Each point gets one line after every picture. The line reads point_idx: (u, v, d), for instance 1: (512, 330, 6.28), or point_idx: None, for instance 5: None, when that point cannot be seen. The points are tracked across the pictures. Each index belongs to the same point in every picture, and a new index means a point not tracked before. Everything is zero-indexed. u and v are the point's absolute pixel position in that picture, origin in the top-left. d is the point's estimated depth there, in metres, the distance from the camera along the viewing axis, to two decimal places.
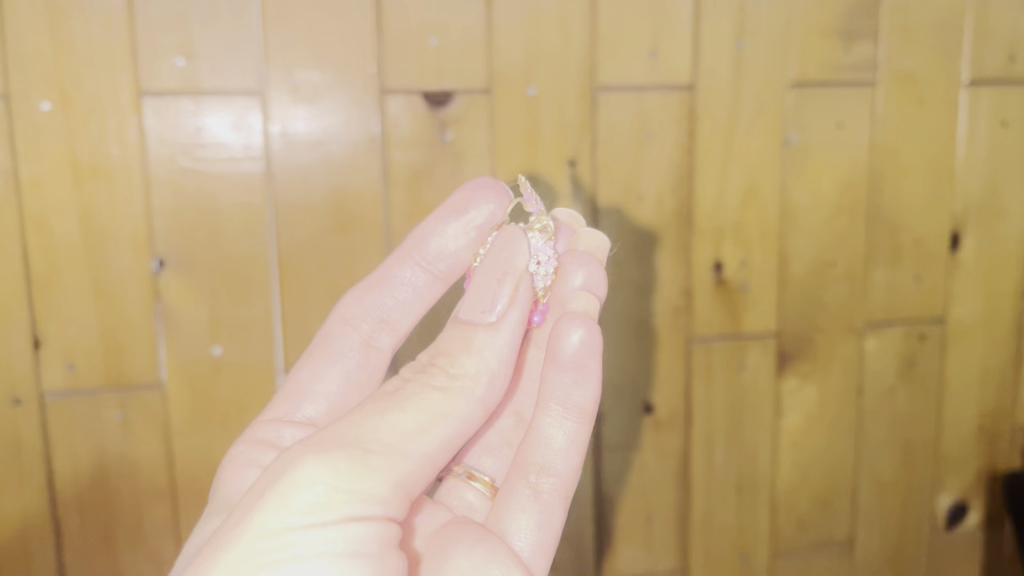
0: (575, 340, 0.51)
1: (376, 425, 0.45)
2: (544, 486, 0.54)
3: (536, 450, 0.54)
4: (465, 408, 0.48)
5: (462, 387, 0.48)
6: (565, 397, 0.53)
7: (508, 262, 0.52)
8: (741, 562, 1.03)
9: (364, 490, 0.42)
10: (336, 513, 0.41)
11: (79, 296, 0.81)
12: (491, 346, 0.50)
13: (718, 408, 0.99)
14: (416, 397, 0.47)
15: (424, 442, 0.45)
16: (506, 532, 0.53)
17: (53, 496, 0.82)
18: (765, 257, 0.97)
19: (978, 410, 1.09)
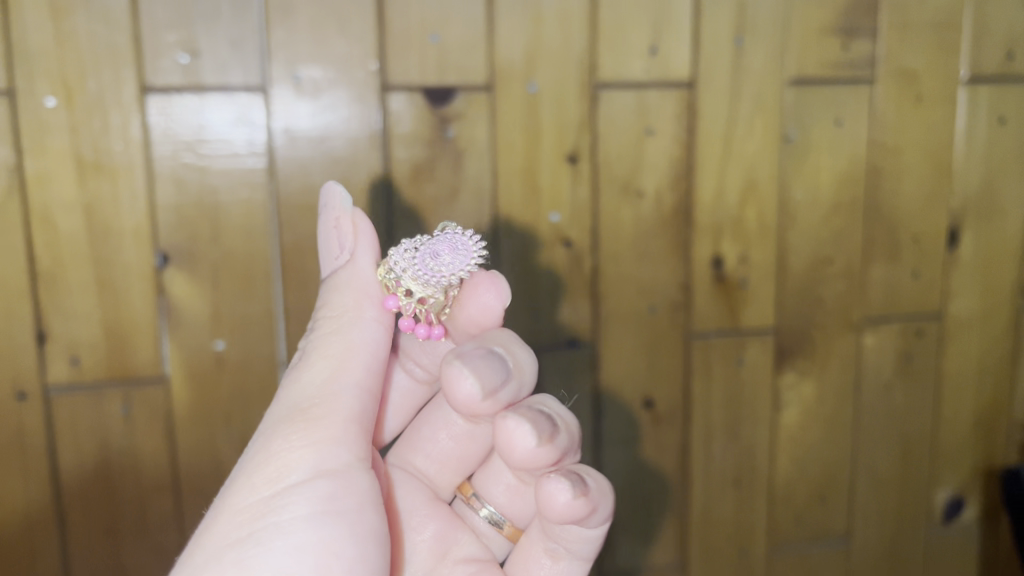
0: (529, 451, 0.51)
1: (306, 386, 0.54)
2: (558, 552, 0.60)
3: (557, 530, 0.58)
4: (362, 334, 0.55)
5: (350, 318, 0.55)
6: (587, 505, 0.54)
7: (335, 210, 0.55)
8: (740, 554, 1.04)
9: (315, 441, 0.52)
10: (297, 471, 0.51)
11: (83, 290, 0.81)
12: (360, 275, 0.55)
13: (716, 404, 0.99)
14: (322, 345, 0.55)
15: (346, 377, 0.54)
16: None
17: (58, 489, 0.83)
18: (764, 253, 0.98)
19: (975, 405, 1.10)
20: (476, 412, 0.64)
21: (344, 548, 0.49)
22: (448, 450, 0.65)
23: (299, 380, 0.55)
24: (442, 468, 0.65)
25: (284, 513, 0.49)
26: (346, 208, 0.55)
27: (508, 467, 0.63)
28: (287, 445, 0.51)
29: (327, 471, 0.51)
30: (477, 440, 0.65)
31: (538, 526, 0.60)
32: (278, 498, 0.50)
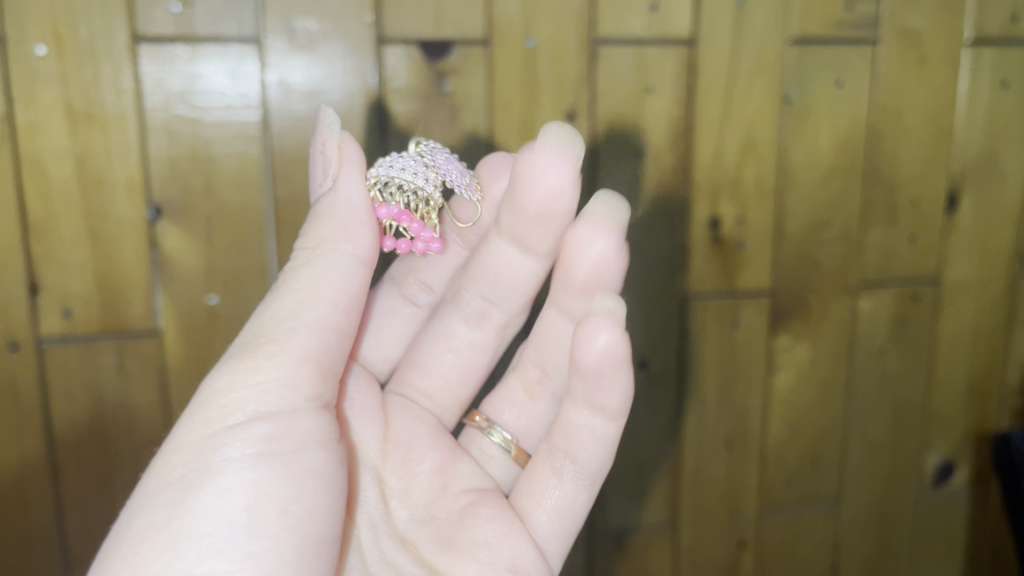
0: (604, 345, 0.56)
1: (264, 320, 0.51)
2: (566, 471, 0.64)
3: (563, 440, 0.63)
4: (335, 268, 0.52)
5: (327, 253, 0.52)
6: (594, 400, 0.60)
7: (325, 129, 0.53)
8: (730, 515, 1.05)
9: (261, 382, 0.48)
10: (242, 411, 0.48)
11: (75, 242, 0.81)
12: (340, 205, 0.52)
13: (710, 365, 0.99)
14: (290, 278, 0.52)
15: (309, 313, 0.51)
16: (528, 512, 0.64)
17: (51, 440, 0.84)
18: (762, 215, 0.97)
19: (968, 370, 1.10)
20: (475, 319, 0.68)
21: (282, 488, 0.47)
22: (450, 364, 0.69)
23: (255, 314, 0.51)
24: (446, 385, 0.69)
25: (226, 451, 0.46)
26: (335, 128, 0.53)
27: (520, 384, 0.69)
28: (238, 378, 0.48)
29: (274, 412, 0.48)
30: (476, 352, 0.69)
31: (543, 447, 0.64)
32: (220, 437, 0.47)
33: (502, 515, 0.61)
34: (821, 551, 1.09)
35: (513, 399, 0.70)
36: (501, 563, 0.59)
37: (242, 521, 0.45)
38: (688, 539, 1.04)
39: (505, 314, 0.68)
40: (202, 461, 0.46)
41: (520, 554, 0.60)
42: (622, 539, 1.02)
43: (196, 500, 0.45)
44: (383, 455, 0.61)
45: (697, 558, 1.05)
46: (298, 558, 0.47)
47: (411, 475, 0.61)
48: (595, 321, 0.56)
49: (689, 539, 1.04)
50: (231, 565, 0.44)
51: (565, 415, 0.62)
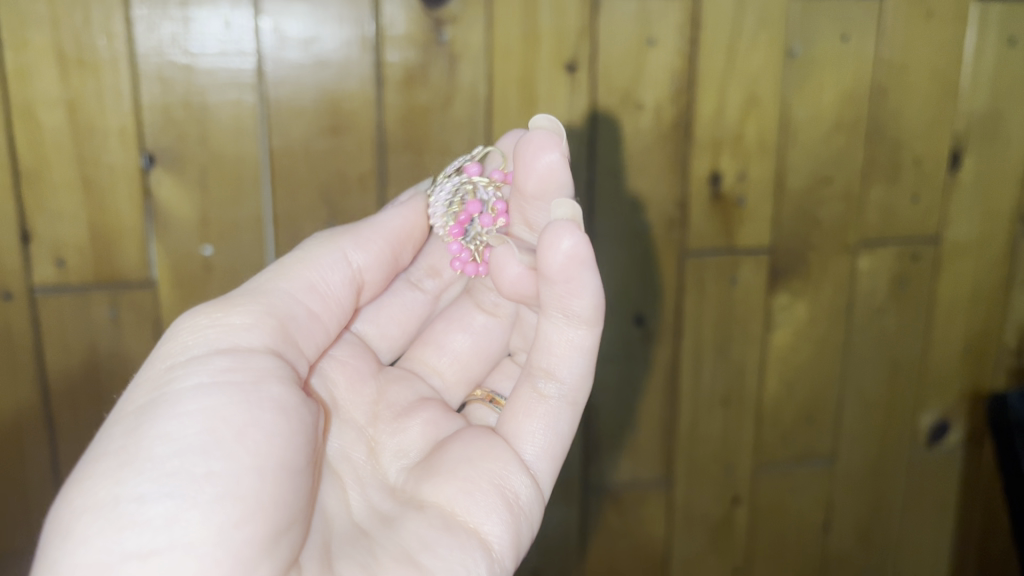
0: (568, 248, 0.50)
1: (243, 287, 0.53)
2: (550, 389, 0.57)
3: (542, 356, 0.56)
4: (330, 257, 0.56)
5: (326, 241, 0.57)
6: (566, 307, 0.53)
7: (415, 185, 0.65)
8: (724, 471, 1.05)
9: (227, 325, 0.49)
10: (202, 347, 0.47)
11: (67, 190, 0.80)
12: (370, 223, 0.59)
13: (708, 323, 0.99)
14: (282, 259, 0.56)
15: (291, 283, 0.54)
16: (517, 437, 0.57)
17: (46, 389, 0.83)
18: (763, 172, 0.96)
19: (966, 331, 1.10)
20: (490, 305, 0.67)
21: (239, 416, 0.45)
22: (461, 346, 0.67)
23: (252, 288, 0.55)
24: (458, 371, 0.67)
25: (178, 386, 0.45)
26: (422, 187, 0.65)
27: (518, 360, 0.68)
28: (198, 322, 0.49)
29: (233, 349, 0.48)
30: (489, 338, 0.67)
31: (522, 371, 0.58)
32: (175, 372, 0.46)
33: (483, 440, 0.57)
34: (813, 508, 1.10)
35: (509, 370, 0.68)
36: (486, 479, 0.55)
37: (194, 448, 0.43)
38: (683, 495, 1.04)
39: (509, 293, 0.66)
40: (155, 394, 0.45)
41: (507, 473, 0.55)
42: (617, 494, 1.02)
43: (144, 430, 0.43)
44: (374, 418, 0.60)
45: (692, 514, 1.05)
46: (263, 489, 0.44)
47: (400, 431, 0.60)
48: (557, 225, 0.50)
49: (683, 496, 1.04)
50: (181, 478, 0.42)
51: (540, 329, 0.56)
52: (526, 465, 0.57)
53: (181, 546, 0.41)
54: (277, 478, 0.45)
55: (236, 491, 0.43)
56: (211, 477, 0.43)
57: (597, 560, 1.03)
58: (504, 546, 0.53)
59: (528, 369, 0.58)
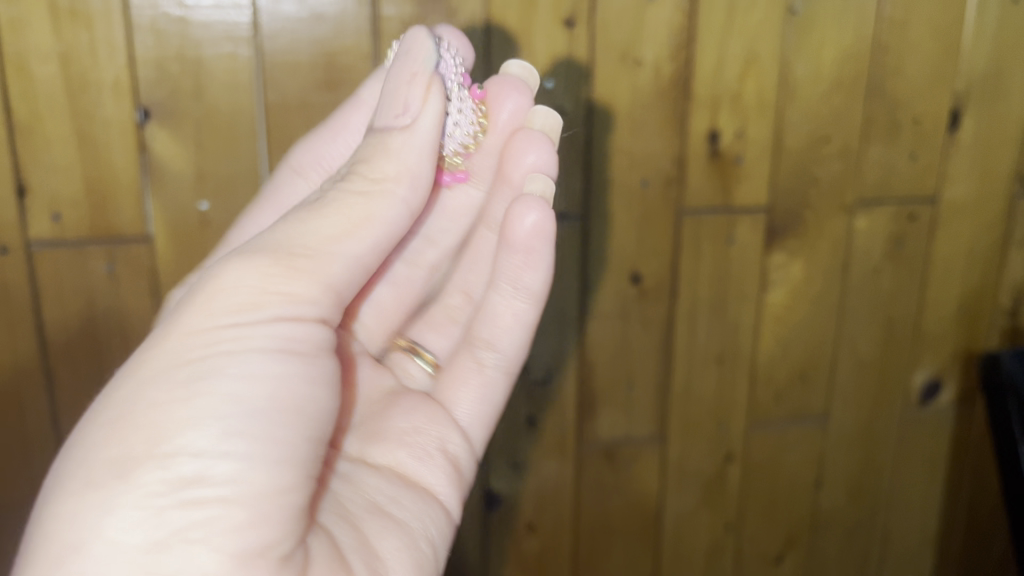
0: (531, 222, 0.57)
1: (295, 228, 0.48)
2: (488, 360, 0.66)
3: (485, 327, 0.65)
4: (387, 211, 0.51)
5: (383, 194, 0.51)
6: (515, 279, 0.61)
7: (416, 61, 0.52)
8: (718, 428, 1.06)
9: (290, 293, 0.47)
10: (263, 309, 0.46)
11: (62, 144, 0.79)
12: (406, 146, 0.52)
13: (704, 281, 0.99)
14: (327, 201, 0.50)
15: (350, 244, 0.50)
16: (452, 403, 0.66)
17: (43, 342, 0.84)
18: (761, 130, 0.96)
19: (961, 290, 1.10)
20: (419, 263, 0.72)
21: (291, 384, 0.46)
22: (388, 297, 0.71)
23: (283, 220, 0.49)
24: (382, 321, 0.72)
25: (242, 345, 0.45)
26: (428, 68, 0.52)
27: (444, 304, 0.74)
28: (258, 282, 0.46)
29: (292, 316, 0.47)
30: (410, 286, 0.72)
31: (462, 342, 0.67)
32: (233, 333, 0.45)
33: (425, 404, 0.64)
34: (806, 465, 1.11)
35: (437, 322, 0.74)
36: (434, 442, 0.61)
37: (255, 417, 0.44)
38: (677, 451, 1.05)
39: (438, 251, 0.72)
40: (217, 348, 0.44)
41: (449, 437, 0.63)
42: (612, 450, 1.03)
43: (209, 398, 0.42)
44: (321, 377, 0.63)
45: (685, 470, 1.06)
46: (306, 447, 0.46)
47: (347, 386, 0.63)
48: (526, 200, 0.57)
49: (677, 452, 1.05)
50: (239, 447, 0.43)
51: (487, 304, 0.64)
52: (460, 425, 0.65)
53: (232, 495, 0.42)
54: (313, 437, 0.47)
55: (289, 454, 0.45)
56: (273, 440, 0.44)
57: (590, 514, 1.05)
58: (449, 501, 0.60)
59: (469, 342, 0.66)
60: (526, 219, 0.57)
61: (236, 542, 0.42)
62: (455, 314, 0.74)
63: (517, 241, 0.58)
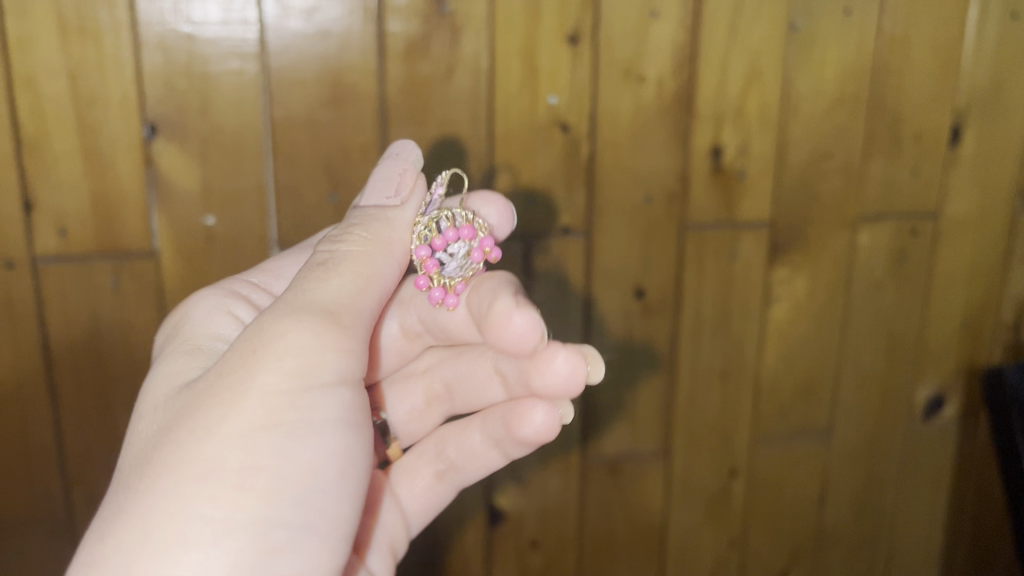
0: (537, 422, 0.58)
1: (318, 289, 0.50)
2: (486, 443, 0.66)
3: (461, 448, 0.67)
4: (383, 266, 0.54)
5: (382, 251, 0.55)
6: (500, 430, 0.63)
7: (404, 162, 0.60)
8: (722, 445, 1.06)
9: (310, 343, 0.48)
10: (281, 359, 0.47)
11: (68, 159, 0.80)
12: (400, 219, 0.57)
13: (707, 296, 0.99)
14: (345, 259, 0.53)
15: (371, 295, 0.53)
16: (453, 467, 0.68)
17: (47, 355, 0.84)
18: (764, 145, 0.96)
19: (963, 305, 1.10)
20: (432, 399, 0.70)
21: (329, 440, 0.49)
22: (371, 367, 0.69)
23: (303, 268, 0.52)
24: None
25: (257, 384, 0.46)
26: (416, 166, 0.60)
27: (424, 387, 0.70)
28: (286, 330, 0.47)
29: (310, 372, 0.47)
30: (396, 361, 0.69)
31: (433, 444, 0.69)
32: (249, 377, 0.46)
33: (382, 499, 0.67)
34: (811, 481, 1.11)
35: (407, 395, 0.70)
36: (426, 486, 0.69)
37: (285, 454, 0.47)
38: (680, 467, 1.05)
39: (462, 482, 0.69)
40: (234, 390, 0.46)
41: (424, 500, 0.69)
42: (616, 466, 1.03)
43: (252, 428, 0.46)
44: None
45: (689, 484, 1.06)
46: (331, 509, 0.49)
47: None
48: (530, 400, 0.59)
49: (681, 469, 1.05)
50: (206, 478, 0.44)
51: (469, 433, 0.66)
52: (443, 472, 0.68)
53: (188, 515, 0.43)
54: (342, 488, 0.50)
55: (316, 502, 0.48)
56: (301, 482, 0.47)
57: (594, 532, 1.04)
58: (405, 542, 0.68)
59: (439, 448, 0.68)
60: (515, 323, 0.49)
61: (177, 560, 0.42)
62: (434, 400, 0.70)
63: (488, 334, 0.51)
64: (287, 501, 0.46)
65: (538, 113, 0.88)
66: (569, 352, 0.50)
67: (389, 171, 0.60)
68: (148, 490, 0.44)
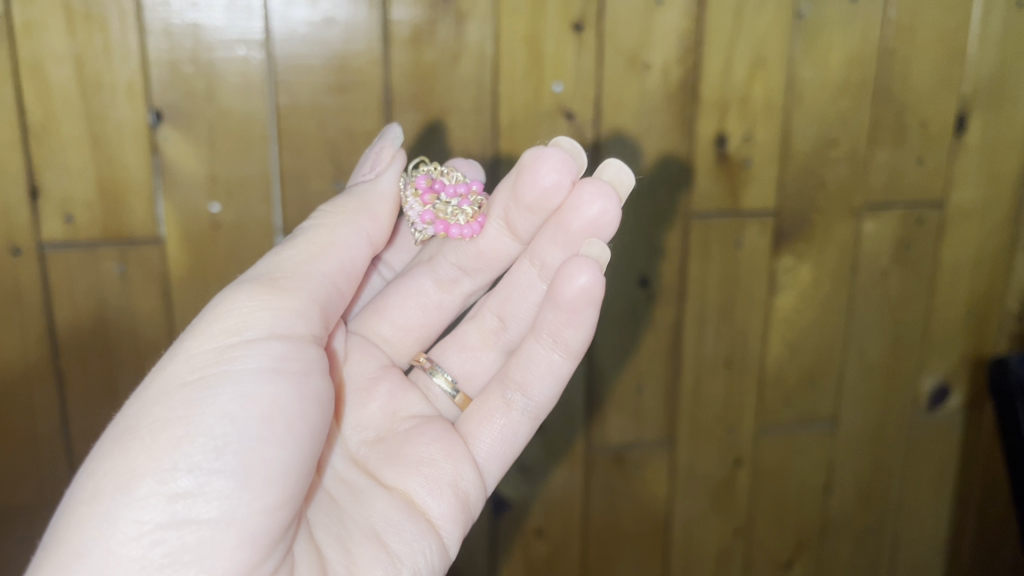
0: (582, 283, 0.58)
1: (272, 263, 0.54)
2: (553, 354, 0.63)
3: (520, 370, 0.64)
4: (350, 237, 0.57)
5: (346, 219, 0.58)
6: (556, 332, 0.61)
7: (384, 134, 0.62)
8: (727, 434, 1.06)
9: (237, 304, 0.50)
10: (212, 320, 0.50)
11: (75, 146, 0.80)
12: (370, 191, 0.60)
13: (712, 284, 0.99)
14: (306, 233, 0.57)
15: (323, 265, 0.56)
16: (522, 387, 0.65)
17: (54, 342, 0.84)
18: (769, 133, 0.96)
19: (969, 295, 1.10)
20: (488, 338, 0.71)
21: (249, 384, 0.49)
22: (413, 320, 0.71)
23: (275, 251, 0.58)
24: (405, 335, 0.71)
25: (184, 345, 0.49)
26: (394, 142, 0.61)
27: (476, 329, 0.71)
28: (221, 300, 0.51)
29: (239, 329, 0.50)
30: (440, 312, 0.72)
31: (496, 378, 0.67)
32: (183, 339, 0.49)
33: (446, 434, 0.65)
34: (815, 470, 1.11)
35: (465, 341, 0.71)
36: (496, 419, 0.66)
37: (198, 402, 0.47)
38: (685, 456, 1.05)
39: (534, 403, 0.66)
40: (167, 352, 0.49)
41: (498, 433, 0.66)
42: (621, 454, 1.03)
43: (174, 383, 0.48)
44: (392, 417, 0.66)
45: (694, 474, 1.06)
46: (254, 449, 0.48)
47: (410, 444, 0.64)
48: (575, 261, 0.58)
49: (685, 458, 1.05)
50: (123, 431, 0.46)
51: (525, 349, 0.64)
52: (509, 400, 0.66)
53: (98, 468, 0.45)
54: (266, 431, 0.48)
55: (234, 446, 0.47)
56: (215, 427, 0.47)
57: (599, 520, 1.05)
58: (474, 483, 0.64)
59: (501, 381, 0.66)
60: (549, 177, 0.60)
61: (81, 508, 0.44)
62: (490, 339, 0.71)
63: (529, 201, 0.62)
64: (200, 444, 0.46)
65: (542, 100, 0.88)
66: (593, 181, 0.59)
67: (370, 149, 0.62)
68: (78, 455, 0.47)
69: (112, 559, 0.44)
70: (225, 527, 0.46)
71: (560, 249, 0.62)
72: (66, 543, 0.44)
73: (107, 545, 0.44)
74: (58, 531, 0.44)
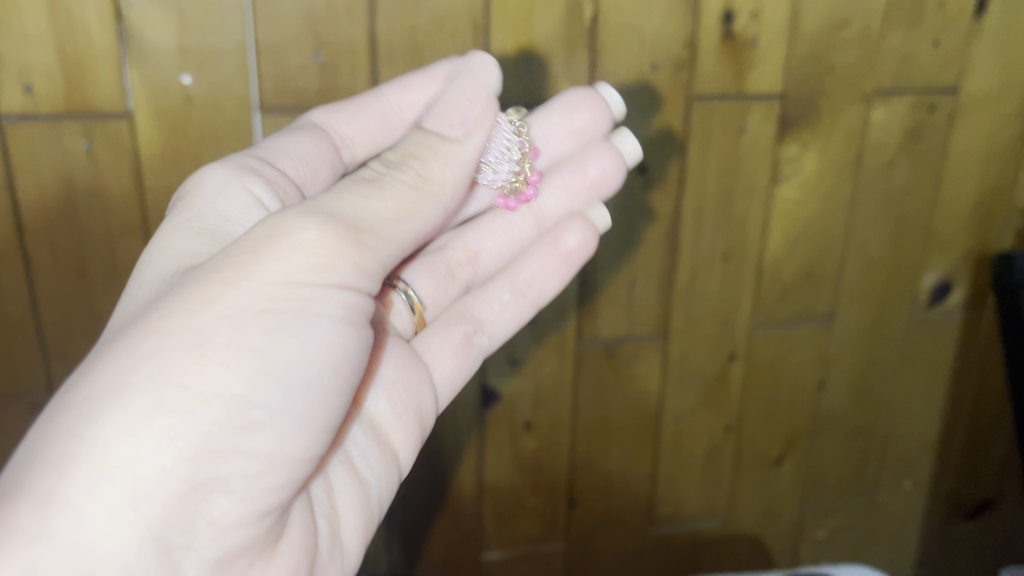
0: None
1: (358, 200, 0.49)
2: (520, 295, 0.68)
3: (484, 307, 0.67)
4: (432, 208, 0.54)
5: (432, 193, 0.54)
6: (531, 279, 0.68)
7: (483, 87, 0.58)
8: (721, 328, 1.03)
9: (330, 237, 0.46)
10: (300, 243, 0.45)
11: (31, 8, 0.74)
12: (458, 156, 0.56)
13: (711, 172, 0.95)
14: (389, 179, 0.52)
15: (401, 231, 0.51)
16: (484, 320, 0.67)
17: (19, 219, 0.80)
18: (779, 11, 0.90)
19: (976, 187, 1.06)
20: (453, 271, 0.69)
21: (320, 328, 0.46)
22: None
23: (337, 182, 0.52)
24: None
25: (268, 267, 0.44)
26: (490, 96, 0.58)
27: (444, 258, 0.68)
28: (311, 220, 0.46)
29: (323, 268, 0.46)
30: None
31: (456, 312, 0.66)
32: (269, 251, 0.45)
33: (413, 362, 0.60)
34: (809, 366, 1.09)
35: (433, 269, 0.68)
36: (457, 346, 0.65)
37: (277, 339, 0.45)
38: (677, 351, 1.03)
39: (488, 340, 0.68)
40: (247, 258, 0.45)
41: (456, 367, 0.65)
42: (612, 349, 1.00)
43: (255, 304, 0.44)
44: None
45: (686, 369, 1.04)
46: (313, 398, 0.46)
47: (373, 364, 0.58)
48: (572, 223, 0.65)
49: (678, 351, 1.03)
50: (191, 339, 0.43)
51: (495, 283, 0.67)
52: (471, 335, 0.66)
53: (164, 372, 0.42)
54: (328, 381, 0.47)
55: (299, 390, 0.45)
56: (287, 366, 0.45)
57: (588, 415, 1.03)
58: (428, 409, 0.62)
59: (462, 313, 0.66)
60: (581, 117, 0.70)
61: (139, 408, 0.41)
62: (456, 272, 0.69)
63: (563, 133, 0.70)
64: (271, 382, 0.44)
65: None
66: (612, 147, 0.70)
67: (467, 88, 0.57)
68: (125, 352, 0.42)
69: (166, 479, 0.41)
70: (275, 468, 0.45)
71: (564, 194, 0.70)
72: (118, 442, 0.40)
73: (162, 462, 0.41)
74: (106, 425, 0.41)
